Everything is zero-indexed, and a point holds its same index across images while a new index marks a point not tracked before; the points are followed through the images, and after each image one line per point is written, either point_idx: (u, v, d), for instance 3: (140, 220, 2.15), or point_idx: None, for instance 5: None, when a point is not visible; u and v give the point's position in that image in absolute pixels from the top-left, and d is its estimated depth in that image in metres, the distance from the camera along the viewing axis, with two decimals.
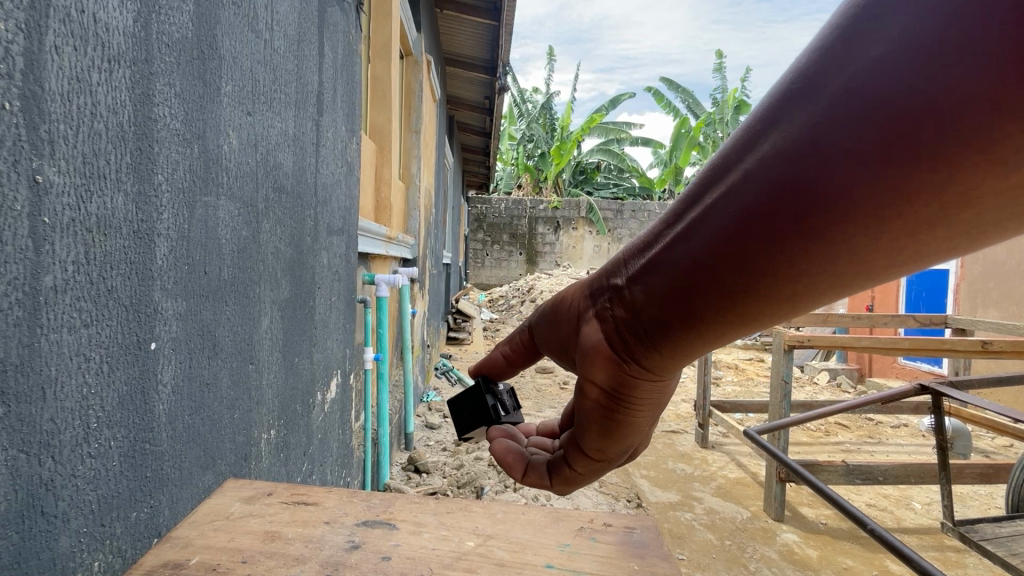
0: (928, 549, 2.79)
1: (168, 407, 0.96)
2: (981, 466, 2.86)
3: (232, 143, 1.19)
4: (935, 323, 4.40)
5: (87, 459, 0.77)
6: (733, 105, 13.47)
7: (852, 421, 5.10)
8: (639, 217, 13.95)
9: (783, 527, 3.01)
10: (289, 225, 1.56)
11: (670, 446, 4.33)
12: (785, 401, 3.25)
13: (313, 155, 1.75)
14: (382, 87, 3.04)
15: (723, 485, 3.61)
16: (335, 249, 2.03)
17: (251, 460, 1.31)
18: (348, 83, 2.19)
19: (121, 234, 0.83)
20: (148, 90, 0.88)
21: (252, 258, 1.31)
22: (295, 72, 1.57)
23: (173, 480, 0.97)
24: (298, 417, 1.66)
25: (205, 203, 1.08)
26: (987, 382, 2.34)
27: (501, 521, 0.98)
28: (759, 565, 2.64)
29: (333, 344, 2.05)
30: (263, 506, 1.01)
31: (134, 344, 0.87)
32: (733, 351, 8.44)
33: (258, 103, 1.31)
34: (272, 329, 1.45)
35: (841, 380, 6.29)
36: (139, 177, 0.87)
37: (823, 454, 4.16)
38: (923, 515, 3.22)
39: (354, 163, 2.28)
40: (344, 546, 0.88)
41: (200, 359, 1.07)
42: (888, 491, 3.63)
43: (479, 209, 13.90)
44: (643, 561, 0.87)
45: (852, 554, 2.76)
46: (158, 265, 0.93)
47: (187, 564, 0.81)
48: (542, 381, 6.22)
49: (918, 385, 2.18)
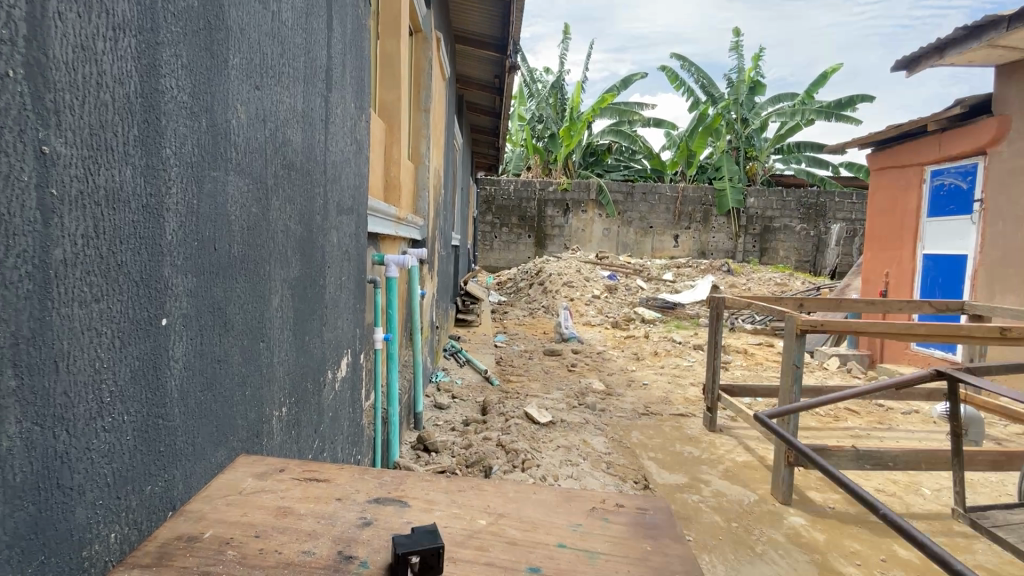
0: (937, 534, 2.78)
1: (181, 383, 0.96)
2: (994, 453, 2.82)
3: (240, 118, 1.17)
4: (952, 309, 4.30)
5: (101, 432, 0.77)
6: (749, 84, 13.11)
7: (862, 407, 5.06)
8: (649, 200, 13.73)
9: (790, 510, 3.01)
10: (298, 203, 1.55)
11: (678, 429, 4.32)
12: (796, 385, 3.17)
13: (322, 131, 1.72)
14: (391, 64, 2.99)
15: (730, 468, 3.61)
16: (344, 229, 2.01)
17: (263, 437, 1.32)
18: (356, 58, 2.15)
19: (130, 208, 0.82)
20: (154, 60, 0.86)
21: (261, 235, 1.30)
22: (304, 45, 1.54)
23: (187, 455, 0.98)
24: (309, 395, 1.67)
25: (214, 177, 1.06)
26: (1006, 369, 2.28)
27: (512, 501, 0.98)
28: (766, 547, 2.65)
29: (343, 323, 2.04)
30: (275, 482, 1.02)
31: (145, 319, 0.86)
32: (743, 336, 8.36)
33: (266, 77, 1.29)
34: (282, 307, 1.45)
35: (851, 366, 6.20)
36: (146, 150, 0.86)
37: (832, 440, 4.13)
38: (932, 501, 3.20)
39: (363, 141, 2.25)
40: (356, 523, 0.88)
41: (211, 336, 1.07)
42: (898, 476, 3.61)
43: (488, 191, 13.80)
44: (656, 542, 0.87)
45: (859, 539, 2.76)
46: (168, 240, 0.92)
47: (201, 537, 0.83)
48: (550, 363, 6.22)
49: (934, 371, 2.13)
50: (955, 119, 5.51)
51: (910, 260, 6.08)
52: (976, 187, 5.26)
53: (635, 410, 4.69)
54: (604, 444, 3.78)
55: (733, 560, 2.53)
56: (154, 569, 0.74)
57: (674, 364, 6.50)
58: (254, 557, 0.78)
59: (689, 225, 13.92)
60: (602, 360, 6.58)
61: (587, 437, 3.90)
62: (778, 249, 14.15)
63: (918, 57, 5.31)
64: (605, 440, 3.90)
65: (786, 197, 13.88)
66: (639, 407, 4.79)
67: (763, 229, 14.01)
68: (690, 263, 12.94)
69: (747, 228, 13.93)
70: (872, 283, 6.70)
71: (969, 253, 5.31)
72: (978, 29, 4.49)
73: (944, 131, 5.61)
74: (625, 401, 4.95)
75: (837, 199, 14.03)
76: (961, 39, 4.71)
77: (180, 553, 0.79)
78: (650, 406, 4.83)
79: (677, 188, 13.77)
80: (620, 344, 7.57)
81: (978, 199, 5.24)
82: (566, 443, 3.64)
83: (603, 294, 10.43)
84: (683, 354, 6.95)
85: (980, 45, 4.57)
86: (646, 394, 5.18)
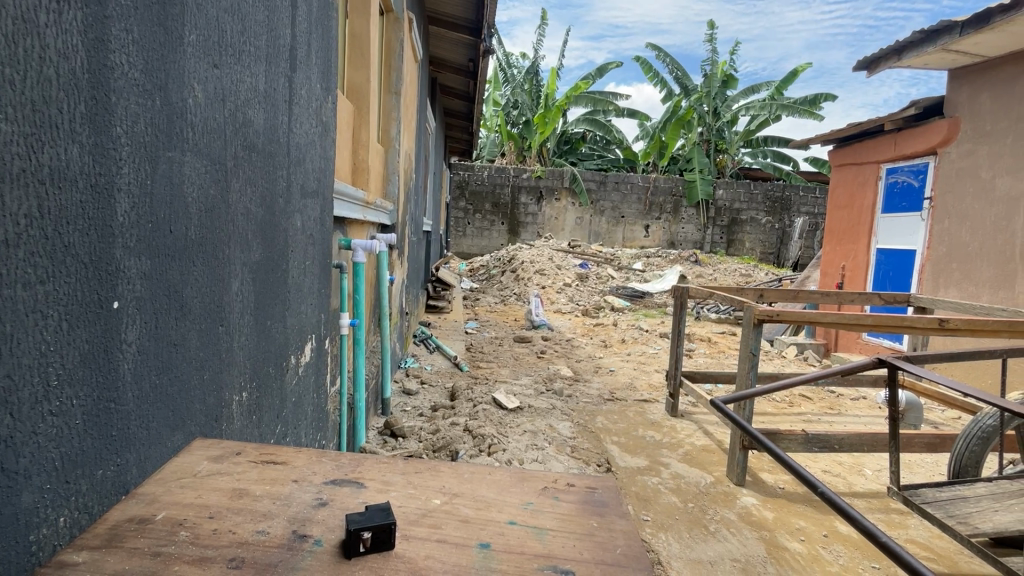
0: (875, 511, 2.98)
1: (134, 366, 0.95)
2: (929, 436, 3.02)
3: (198, 98, 1.14)
4: (899, 301, 4.53)
5: (48, 416, 0.76)
6: (721, 77, 13.28)
7: (815, 393, 5.31)
8: (622, 189, 13.87)
9: (743, 491, 3.16)
10: (260, 185, 1.52)
11: (641, 415, 4.44)
12: (752, 372, 3.29)
13: (285, 113, 1.69)
14: (360, 44, 2.92)
15: (690, 451, 3.75)
16: (309, 212, 1.98)
17: (222, 422, 1.30)
18: (323, 38, 2.09)
19: (77, 187, 0.80)
20: (102, 34, 0.83)
21: (220, 218, 1.27)
22: (266, 23, 1.49)
23: (141, 440, 0.96)
24: (271, 380, 1.65)
25: (169, 158, 1.04)
26: (941, 357, 2.43)
27: (467, 481, 1.01)
28: (719, 525, 2.78)
29: (307, 308, 2.02)
30: (231, 465, 1.03)
31: (95, 302, 0.85)
32: (707, 325, 8.60)
33: (224, 55, 1.25)
34: (243, 292, 1.43)
35: (808, 354, 6.48)
36: (95, 128, 0.83)
37: (785, 424, 4.33)
38: (873, 481, 3.41)
39: (329, 123, 2.21)
40: (311, 504, 0.90)
41: (166, 319, 1.05)
42: (844, 458, 3.82)
43: (462, 176, 13.66)
44: (602, 518, 0.92)
45: (805, 516, 2.92)
46: (119, 222, 0.90)
47: (153, 519, 0.84)
48: (519, 350, 6.27)
49: (875, 359, 2.24)
50: (910, 120, 5.75)
51: (865, 254, 6.35)
52: (927, 186, 5.52)
53: (601, 396, 4.81)
54: (570, 430, 3.87)
55: (687, 538, 2.65)
56: (103, 550, 0.76)
57: (641, 351, 6.65)
58: (207, 537, 0.79)
59: (660, 215, 14.14)
60: (571, 347, 6.67)
61: (553, 422, 3.98)
62: (744, 241, 14.56)
63: (877, 58, 5.50)
64: (570, 425, 3.98)
65: (753, 190, 14.25)
66: (605, 393, 4.90)
67: (730, 221, 14.39)
68: (659, 253, 13.16)
69: (715, 220, 14.26)
70: (830, 275, 6.98)
71: (918, 249, 5.59)
72: (934, 34, 4.68)
73: (900, 130, 5.84)
74: (592, 387, 5.06)
75: (800, 194, 14.52)
76: (917, 42, 4.90)
77: (131, 535, 0.80)
78: (615, 392, 4.96)
79: (648, 179, 13.93)
80: (589, 332, 7.69)
81: (928, 197, 5.50)
82: (532, 428, 3.71)
83: (574, 282, 10.54)
84: (649, 342, 7.11)
85: (935, 49, 4.77)
86: (613, 381, 5.31)
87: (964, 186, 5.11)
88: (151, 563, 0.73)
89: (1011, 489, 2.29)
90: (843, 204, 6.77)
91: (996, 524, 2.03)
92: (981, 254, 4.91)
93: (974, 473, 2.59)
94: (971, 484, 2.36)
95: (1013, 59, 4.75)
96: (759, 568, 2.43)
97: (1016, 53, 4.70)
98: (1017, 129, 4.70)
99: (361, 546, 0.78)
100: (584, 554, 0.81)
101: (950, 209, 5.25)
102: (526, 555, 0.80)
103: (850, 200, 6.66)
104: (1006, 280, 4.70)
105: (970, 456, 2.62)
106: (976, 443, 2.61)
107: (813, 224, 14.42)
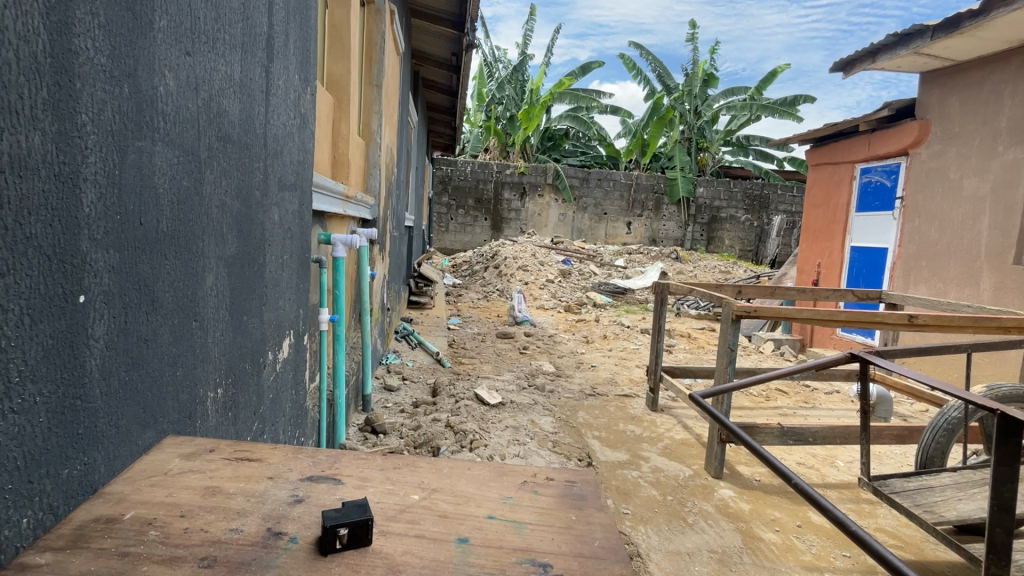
0: (847, 502, 3.07)
1: (101, 363, 0.91)
2: (898, 428, 3.10)
3: (169, 85, 1.10)
4: (871, 298, 4.64)
5: (10, 414, 0.73)
6: (703, 76, 13.12)
7: (791, 388, 5.43)
8: (604, 186, 13.94)
9: (720, 483, 3.23)
10: (235, 176, 1.48)
11: (622, 409, 4.48)
12: (730, 366, 3.32)
13: (262, 104, 1.64)
14: (340, 34, 2.87)
15: (669, 445, 3.80)
16: (287, 205, 1.94)
17: (196, 418, 1.28)
18: (301, 27, 2.04)
19: (39, 176, 0.77)
20: (65, 17, 0.80)
21: (193, 211, 1.23)
22: (241, 11, 1.45)
23: (110, 438, 0.93)
24: (247, 376, 1.62)
25: (138, 147, 1.00)
26: (915, 351, 2.46)
27: (446, 476, 1.01)
28: (697, 518, 2.83)
29: (285, 303, 1.99)
30: (204, 462, 1.01)
31: (60, 296, 0.82)
32: (687, 321, 8.72)
33: (198, 42, 1.21)
34: (218, 286, 1.39)
35: (784, 350, 6.63)
36: (58, 116, 0.80)
37: (761, 418, 4.44)
38: (844, 472, 3.52)
39: (308, 115, 2.18)
40: (287, 500, 0.89)
41: (136, 314, 1.01)
42: (817, 450, 3.91)
43: (444, 171, 13.46)
44: (580, 511, 0.92)
45: (780, 507, 2.99)
46: (85, 213, 0.87)
47: (121, 519, 0.82)
48: (502, 346, 6.28)
49: (848, 354, 2.25)
50: (883, 121, 5.88)
51: (840, 252, 6.50)
52: (899, 185, 5.68)
53: (582, 391, 4.85)
54: (551, 425, 3.89)
55: (666, 530, 2.70)
56: (68, 551, 0.73)
57: (623, 348, 6.71)
58: (178, 536, 0.78)
59: (642, 212, 14.28)
60: (552, 343, 6.68)
61: (535, 417, 3.99)
62: (724, 239, 14.83)
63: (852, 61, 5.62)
64: (552, 420, 4.01)
65: (733, 188, 14.52)
66: (586, 388, 4.95)
67: (710, 218, 14.61)
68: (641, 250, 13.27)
69: (696, 217, 14.47)
70: (806, 273, 7.11)
71: (890, 247, 5.74)
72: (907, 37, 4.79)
73: (873, 131, 5.98)
74: (573, 383, 5.10)
75: (778, 192, 14.89)
76: (890, 46, 5.02)
77: (98, 535, 0.78)
78: (597, 387, 5.00)
79: (630, 175, 13.99)
80: (571, 328, 7.72)
81: (901, 196, 5.65)
82: (515, 423, 3.72)
83: (557, 278, 10.59)
84: (631, 338, 7.18)
85: (908, 52, 4.88)
86: (595, 377, 5.33)
87: (934, 186, 5.27)
88: (119, 563, 0.71)
89: (974, 478, 2.38)
90: (818, 203, 6.92)
91: (960, 512, 2.11)
92: (949, 253, 5.08)
93: (940, 463, 2.68)
94: (936, 474, 2.45)
95: (981, 63, 4.91)
96: (735, 559, 2.48)
97: (984, 57, 4.86)
98: (984, 131, 4.86)
99: (337, 543, 0.77)
100: (563, 547, 0.81)
101: (920, 209, 5.41)
102: (505, 549, 0.80)
103: (825, 199, 6.78)
104: (973, 277, 4.86)
105: (936, 447, 2.70)
106: (942, 434, 2.69)
107: (791, 222, 14.81)
